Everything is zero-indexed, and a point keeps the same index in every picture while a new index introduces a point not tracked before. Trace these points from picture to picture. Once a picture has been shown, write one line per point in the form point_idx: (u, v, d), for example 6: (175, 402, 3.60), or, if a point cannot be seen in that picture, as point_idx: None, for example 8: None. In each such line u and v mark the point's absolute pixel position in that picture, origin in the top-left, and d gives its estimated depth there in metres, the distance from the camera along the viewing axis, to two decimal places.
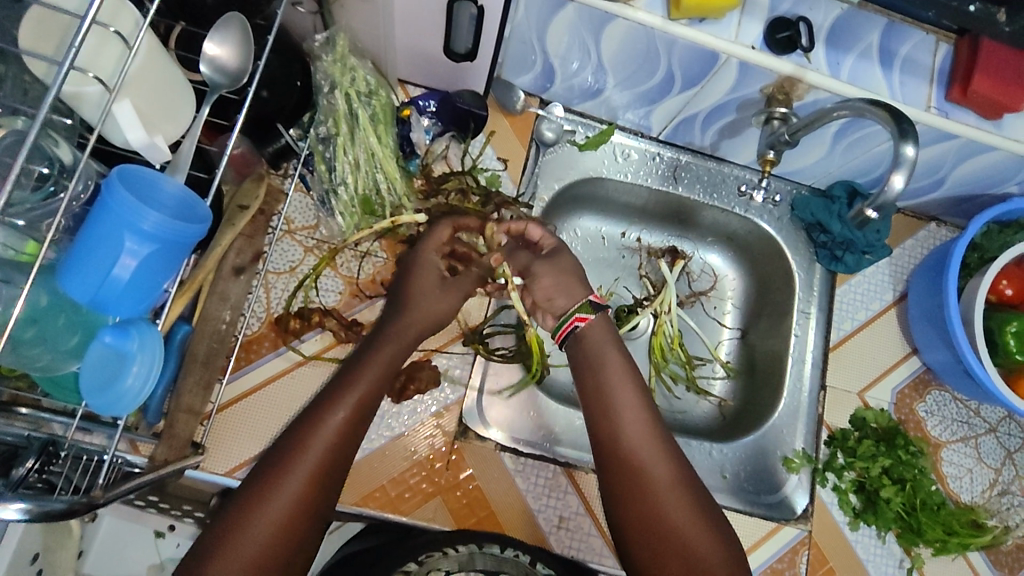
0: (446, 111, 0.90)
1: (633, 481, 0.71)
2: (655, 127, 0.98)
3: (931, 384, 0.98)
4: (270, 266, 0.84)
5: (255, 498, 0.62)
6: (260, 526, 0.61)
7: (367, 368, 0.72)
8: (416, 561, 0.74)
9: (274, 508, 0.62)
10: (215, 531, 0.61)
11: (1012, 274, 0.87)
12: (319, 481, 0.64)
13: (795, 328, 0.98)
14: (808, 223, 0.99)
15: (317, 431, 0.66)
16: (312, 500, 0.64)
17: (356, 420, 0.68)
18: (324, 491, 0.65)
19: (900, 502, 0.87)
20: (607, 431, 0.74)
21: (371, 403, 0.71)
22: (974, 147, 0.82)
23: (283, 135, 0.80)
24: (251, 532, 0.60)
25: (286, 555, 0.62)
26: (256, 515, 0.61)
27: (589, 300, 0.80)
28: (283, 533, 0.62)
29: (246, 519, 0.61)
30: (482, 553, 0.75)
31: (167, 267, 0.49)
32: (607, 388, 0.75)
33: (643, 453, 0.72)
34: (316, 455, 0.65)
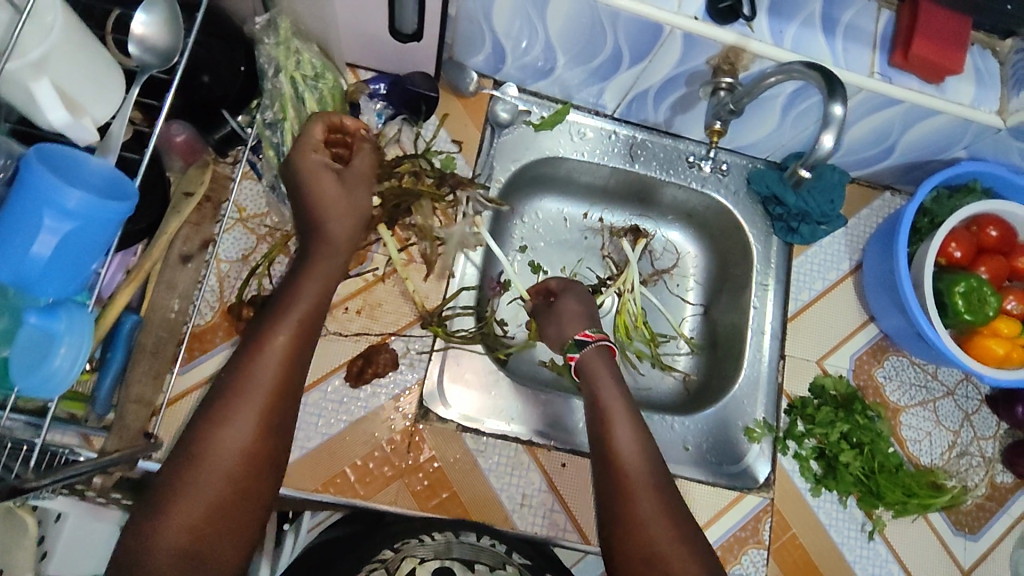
0: (396, 94, 0.89)
1: (620, 491, 0.67)
2: (609, 105, 0.98)
3: (888, 349, 0.99)
4: (221, 255, 0.84)
5: (208, 429, 0.57)
6: (215, 457, 0.56)
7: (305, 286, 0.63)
8: (392, 549, 0.72)
9: (224, 444, 0.56)
10: (166, 483, 0.55)
11: (959, 236, 0.87)
12: (274, 406, 0.59)
13: (753, 300, 0.99)
14: (763, 197, 1.00)
15: (262, 357, 0.59)
16: (268, 423, 0.58)
17: (303, 339, 0.61)
18: (274, 416, 0.59)
19: (859, 466, 0.88)
20: (601, 440, 0.71)
21: (317, 320, 0.63)
22: (918, 112, 0.83)
23: (229, 121, 0.80)
24: (204, 476, 0.55)
25: (250, 485, 0.57)
26: (212, 447, 0.56)
27: (575, 339, 0.83)
28: (246, 464, 0.57)
29: (201, 453, 0.56)
30: (459, 542, 0.75)
31: (93, 246, 0.48)
32: (603, 407, 0.74)
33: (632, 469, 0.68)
34: (266, 377, 0.59)
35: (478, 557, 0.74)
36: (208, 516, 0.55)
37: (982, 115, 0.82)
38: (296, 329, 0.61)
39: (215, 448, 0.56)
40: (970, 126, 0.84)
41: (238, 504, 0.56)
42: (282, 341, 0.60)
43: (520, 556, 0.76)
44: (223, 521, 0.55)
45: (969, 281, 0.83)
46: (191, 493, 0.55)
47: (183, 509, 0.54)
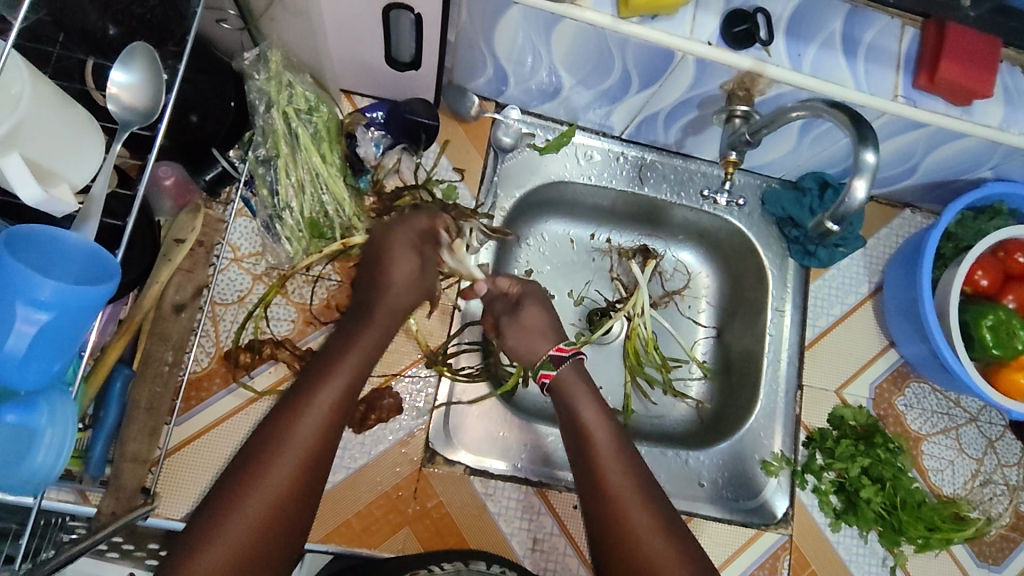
0: (394, 122, 0.84)
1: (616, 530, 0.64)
2: (618, 127, 0.94)
3: (909, 376, 0.95)
4: (216, 297, 0.81)
5: (252, 472, 0.59)
6: (263, 492, 0.58)
7: (357, 346, 0.68)
8: None
9: (265, 489, 0.58)
10: (200, 524, 0.57)
11: (986, 263, 0.83)
12: (319, 454, 0.61)
13: (769, 326, 0.95)
14: (779, 218, 0.97)
15: (308, 409, 0.61)
16: (307, 477, 0.60)
17: (349, 397, 0.64)
18: (316, 463, 0.61)
19: (880, 502, 0.85)
20: (586, 468, 0.68)
21: (362, 379, 0.67)
22: (943, 135, 0.79)
23: (218, 160, 0.76)
24: (239, 516, 0.57)
25: (286, 526, 0.59)
26: (246, 495, 0.57)
27: (549, 356, 0.78)
28: (278, 515, 0.58)
29: (240, 498, 0.57)
30: (468, 571, 0.71)
31: (73, 333, 0.45)
32: (584, 429, 0.70)
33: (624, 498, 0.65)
34: (310, 430, 0.61)
35: None
36: (236, 564, 0.56)
37: (1011, 138, 0.78)
38: (346, 387, 0.64)
39: (252, 498, 0.57)
40: (998, 148, 0.80)
41: (268, 546, 0.57)
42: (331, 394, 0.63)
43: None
44: (246, 572, 0.56)
45: (998, 313, 0.80)
46: (224, 538, 0.56)
47: (212, 555, 0.55)
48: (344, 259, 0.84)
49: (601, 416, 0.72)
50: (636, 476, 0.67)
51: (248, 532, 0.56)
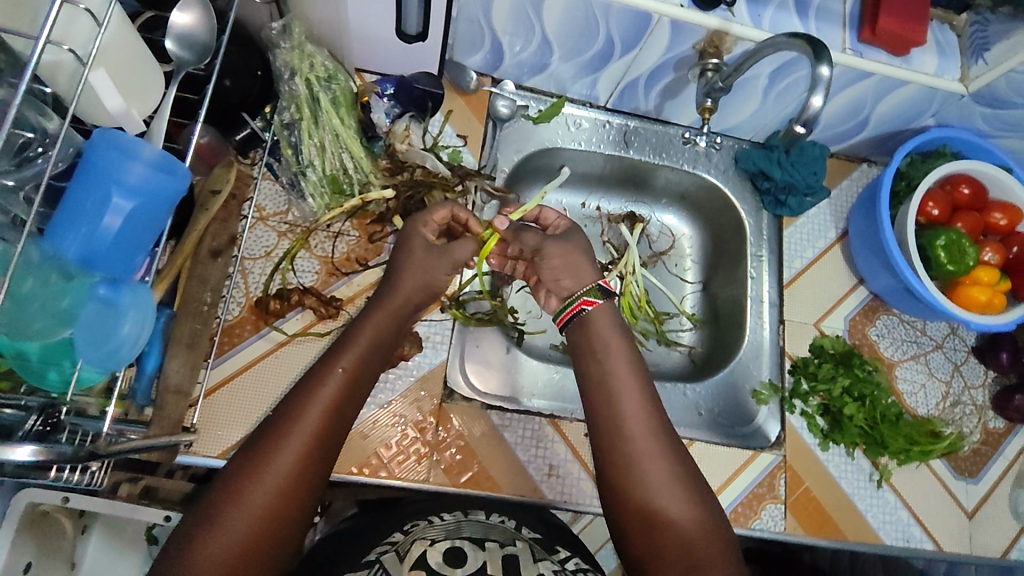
0: (403, 94, 0.94)
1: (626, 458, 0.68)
2: (602, 96, 1.05)
3: (879, 309, 1.05)
4: (245, 253, 0.87)
5: (250, 469, 0.60)
6: (260, 488, 0.60)
7: (361, 338, 0.70)
8: (402, 532, 0.71)
9: (263, 483, 0.60)
10: (201, 514, 0.59)
11: (935, 196, 0.94)
12: (315, 451, 0.63)
13: (751, 271, 1.04)
14: (751, 173, 1.07)
15: (314, 401, 0.64)
16: (309, 468, 0.62)
17: (351, 388, 0.66)
18: (312, 461, 0.63)
19: (862, 417, 0.93)
20: (611, 429, 0.69)
21: (366, 373, 0.69)
22: (889, 83, 0.90)
23: (248, 123, 0.84)
24: (240, 508, 0.59)
25: (284, 520, 0.61)
26: (250, 484, 0.60)
27: (598, 285, 0.76)
28: (283, 499, 0.60)
29: (239, 490, 0.59)
30: (468, 522, 0.75)
31: (152, 223, 0.54)
32: (614, 389, 0.70)
33: (649, 471, 0.66)
34: (313, 422, 0.63)
35: (489, 534, 0.73)
36: (240, 549, 0.58)
37: (946, 83, 0.90)
38: (343, 381, 0.66)
39: (254, 487, 0.59)
40: (936, 94, 0.92)
41: (268, 540, 0.60)
42: (336, 385, 0.66)
43: (531, 531, 0.76)
44: (250, 560, 0.58)
45: (949, 235, 0.89)
46: (225, 530, 0.58)
47: (214, 546, 0.57)
48: (362, 216, 0.91)
49: (636, 378, 0.71)
50: (668, 442, 0.68)
51: (250, 520, 0.58)
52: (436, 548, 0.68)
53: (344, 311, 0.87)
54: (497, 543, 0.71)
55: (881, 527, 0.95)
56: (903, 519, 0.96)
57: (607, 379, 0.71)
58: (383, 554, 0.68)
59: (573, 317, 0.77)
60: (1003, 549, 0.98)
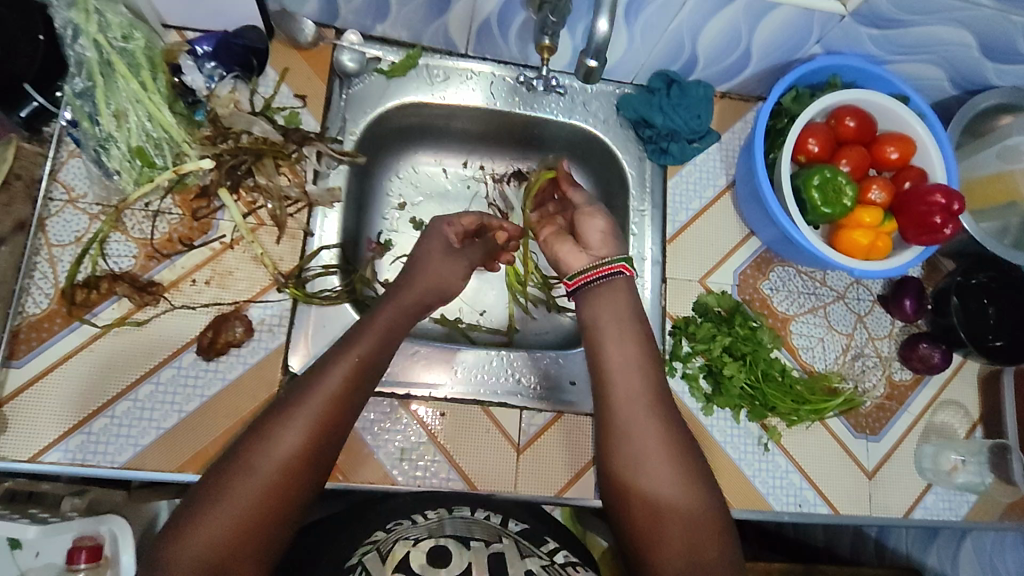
0: (222, 51, 0.85)
1: (625, 420, 0.73)
2: (460, 43, 0.95)
3: (773, 261, 0.97)
4: (53, 239, 0.80)
5: (266, 436, 0.63)
6: (277, 451, 0.63)
7: (371, 327, 0.74)
8: (383, 531, 0.68)
9: (279, 447, 0.63)
10: (218, 476, 0.62)
11: (815, 131, 0.85)
12: (330, 425, 0.66)
13: (633, 227, 0.96)
14: (634, 121, 0.98)
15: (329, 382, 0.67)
16: (319, 439, 0.65)
17: (358, 374, 0.69)
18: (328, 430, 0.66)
19: (743, 377, 0.86)
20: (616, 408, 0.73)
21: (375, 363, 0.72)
22: (757, 7, 0.81)
23: (33, 97, 0.77)
24: (257, 471, 0.61)
25: (298, 483, 0.63)
26: (263, 449, 0.62)
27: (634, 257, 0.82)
28: (298, 464, 0.63)
29: (258, 450, 0.63)
30: (451, 518, 0.71)
31: None
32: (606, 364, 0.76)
33: (651, 452, 0.70)
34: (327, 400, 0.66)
35: (472, 532, 0.68)
36: (260, 506, 0.60)
37: (822, 3, 0.80)
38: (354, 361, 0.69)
39: (257, 462, 0.62)
40: (815, 16, 0.82)
41: (282, 501, 0.62)
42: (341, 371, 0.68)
43: (518, 524, 0.73)
44: (269, 515, 0.61)
45: (825, 172, 0.81)
46: (240, 490, 0.61)
47: (232, 504, 0.60)
48: (183, 192, 0.83)
49: (643, 357, 0.76)
50: (674, 432, 0.72)
51: (254, 499, 0.60)
52: (419, 549, 0.65)
53: (167, 297, 0.81)
54: (483, 541, 0.67)
55: (770, 493, 0.89)
56: (794, 482, 0.90)
57: (620, 360, 0.76)
58: (367, 554, 0.64)
59: (604, 276, 0.80)
60: (906, 509, 0.92)
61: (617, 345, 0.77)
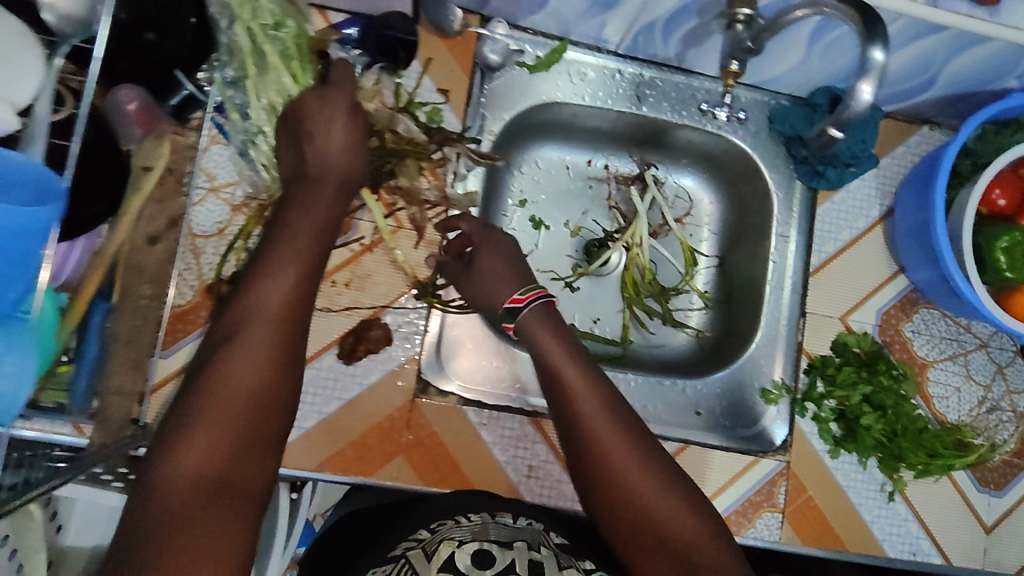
0: (370, 39, 0.79)
1: (597, 459, 0.66)
2: (612, 40, 0.87)
3: (918, 302, 0.92)
4: (197, 230, 0.78)
5: (218, 371, 0.54)
6: (232, 389, 0.53)
7: (307, 226, 0.62)
8: (428, 530, 0.67)
9: (236, 378, 0.53)
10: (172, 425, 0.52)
11: (1004, 182, 0.78)
12: (286, 354, 0.56)
13: (772, 253, 0.92)
14: (787, 137, 0.91)
15: (255, 321, 0.56)
16: (277, 371, 0.55)
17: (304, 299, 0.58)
18: (286, 363, 0.56)
19: (880, 429, 0.84)
20: (583, 446, 0.67)
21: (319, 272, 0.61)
22: (964, 39, 0.72)
23: (183, 85, 0.72)
24: (214, 407, 0.52)
25: (264, 424, 0.54)
26: (219, 386, 0.53)
27: (506, 310, 0.78)
28: (258, 401, 0.53)
29: (209, 389, 0.53)
30: (495, 523, 0.68)
31: (32, 244, 0.45)
32: (567, 397, 0.69)
33: (622, 463, 0.65)
34: (266, 332, 0.56)
35: (515, 536, 0.67)
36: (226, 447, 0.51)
37: None
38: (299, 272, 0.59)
39: (217, 399, 0.52)
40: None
41: (249, 443, 0.53)
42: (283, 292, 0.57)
43: (558, 536, 0.71)
44: (238, 455, 0.52)
45: (1014, 234, 0.75)
46: (204, 428, 0.51)
47: (195, 453, 0.50)
48: None
49: (587, 390, 0.69)
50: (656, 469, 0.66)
51: (218, 434, 0.51)
52: (464, 550, 0.63)
53: None
54: (524, 544, 0.65)
55: (886, 539, 0.88)
56: (911, 532, 0.89)
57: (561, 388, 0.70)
58: (411, 549, 0.64)
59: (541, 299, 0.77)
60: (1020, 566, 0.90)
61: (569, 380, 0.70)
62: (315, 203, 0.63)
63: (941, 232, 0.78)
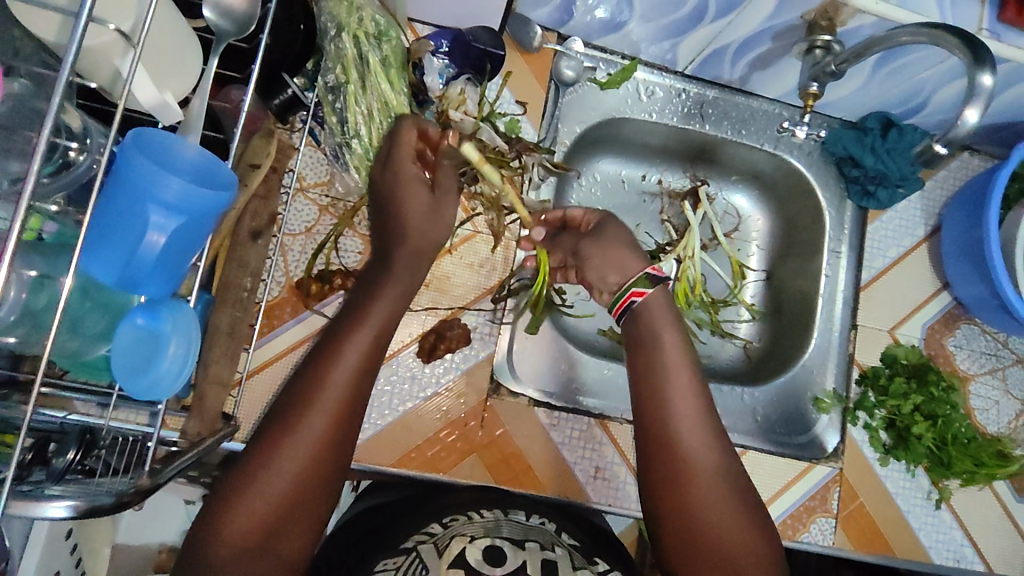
0: (459, 52, 0.83)
1: (673, 451, 0.65)
2: (681, 61, 0.92)
3: (960, 318, 0.97)
4: (285, 228, 0.80)
5: (272, 445, 0.55)
6: (283, 467, 0.55)
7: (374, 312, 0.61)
8: (440, 524, 0.67)
9: (289, 456, 0.55)
10: (224, 490, 0.54)
11: None
12: (339, 436, 0.57)
13: (824, 268, 0.96)
14: (838, 157, 0.96)
15: (316, 405, 0.56)
16: (329, 452, 0.57)
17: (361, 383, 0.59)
18: (337, 446, 0.57)
19: (931, 438, 0.88)
20: (663, 430, 0.65)
21: (382, 350, 0.61)
22: (1021, 71, 0.78)
23: (289, 85, 0.74)
24: (263, 485, 0.54)
25: (309, 500, 0.56)
26: (273, 461, 0.55)
27: (646, 273, 0.69)
28: (308, 478, 0.56)
29: (258, 467, 0.54)
30: (508, 520, 0.69)
31: (198, 239, 0.46)
32: (663, 380, 0.67)
33: (700, 461, 0.64)
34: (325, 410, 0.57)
35: (529, 535, 0.67)
36: (272, 519, 0.54)
37: None
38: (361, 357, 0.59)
39: (268, 475, 0.54)
40: None
41: (294, 517, 0.55)
42: (346, 372, 0.58)
43: (571, 536, 0.71)
44: (281, 528, 0.55)
45: None
46: (254, 500, 0.54)
47: (237, 524, 0.53)
48: None
49: (688, 382, 0.67)
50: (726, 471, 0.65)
51: (265, 508, 0.54)
52: (475, 546, 0.64)
53: None
54: (537, 545, 0.66)
55: (932, 546, 0.91)
56: (955, 539, 0.92)
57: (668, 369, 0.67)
58: (423, 544, 0.64)
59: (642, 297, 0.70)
60: None
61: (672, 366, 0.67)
62: (386, 288, 0.63)
63: (994, 243, 0.83)
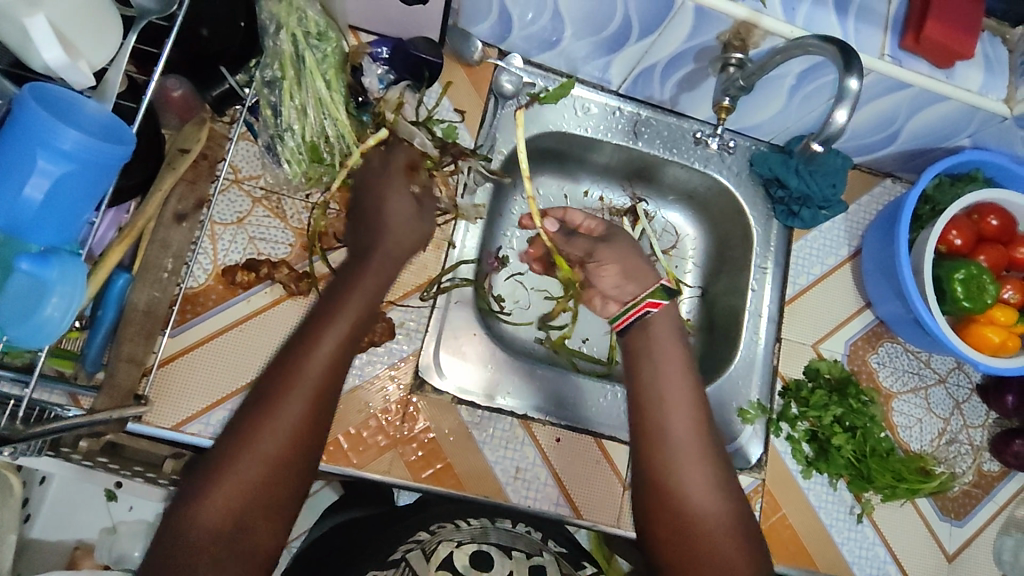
0: (399, 58, 0.86)
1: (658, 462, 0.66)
2: (615, 80, 0.97)
3: (884, 336, 1.00)
4: (216, 217, 0.83)
5: (253, 424, 0.57)
6: (260, 447, 0.56)
7: (352, 302, 0.64)
8: (427, 533, 0.65)
9: (267, 436, 0.56)
10: (201, 474, 0.55)
11: (960, 224, 0.88)
12: (317, 413, 0.59)
13: (752, 282, 0.98)
14: (765, 179, 0.99)
15: (293, 391, 0.58)
16: (308, 431, 0.58)
17: (339, 363, 0.61)
18: (314, 428, 0.59)
19: (851, 449, 0.89)
20: (653, 445, 0.67)
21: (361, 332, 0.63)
22: (926, 98, 0.82)
23: (226, 79, 0.77)
24: (241, 465, 0.55)
25: (287, 481, 0.57)
26: (251, 438, 0.56)
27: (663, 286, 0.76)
28: (285, 459, 0.57)
29: (236, 448, 0.56)
30: (494, 528, 0.68)
31: (88, 190, 0.49)
32: (660, 394, 0.69)
33: (691, 476, 0.65)
34: (304, 391, 0.58)
35: (514, 544, 0.66)
36: (251, 498, 0.55)
37: (989, 103, 0.82)
38: (339, 336, 0.61)
39: (247, 455, 0.55)
40: (977, 114, 0.84)
41: (274, 497, 0.56)
42: (326, 352, 0.60)
43: (557, 545, 0.71)
44: (261, 508, 0.55)
45: (970, 268, 0.84)
46: (230, 480, 0.55)
47: (214, 504, 0.54)
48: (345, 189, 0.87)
49: (688, 392, 0.70)
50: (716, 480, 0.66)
51: (244, 488, 0.55)
52: (462, 551, 0.62)
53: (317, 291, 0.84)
54: (524, 554, 0.64)
55: (856, 562, 0.91)
56: (879, 555, 0.92)
57: (662, 386, 0.70)
58: (410, 551, 0.61)
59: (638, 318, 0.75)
60: None
61: (666, 380, 0.70)
62: (364, 279, 0.66)
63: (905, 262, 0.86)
